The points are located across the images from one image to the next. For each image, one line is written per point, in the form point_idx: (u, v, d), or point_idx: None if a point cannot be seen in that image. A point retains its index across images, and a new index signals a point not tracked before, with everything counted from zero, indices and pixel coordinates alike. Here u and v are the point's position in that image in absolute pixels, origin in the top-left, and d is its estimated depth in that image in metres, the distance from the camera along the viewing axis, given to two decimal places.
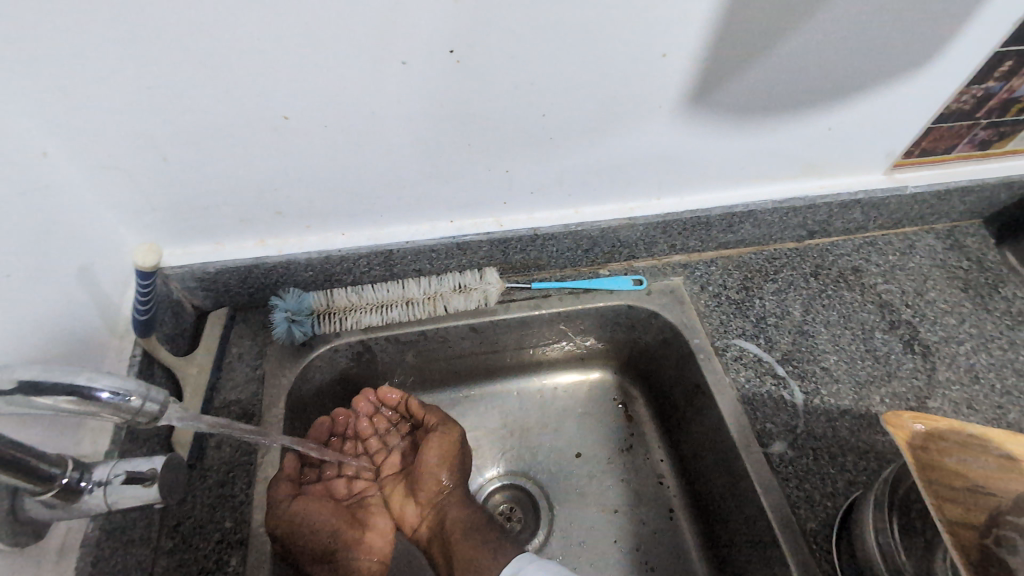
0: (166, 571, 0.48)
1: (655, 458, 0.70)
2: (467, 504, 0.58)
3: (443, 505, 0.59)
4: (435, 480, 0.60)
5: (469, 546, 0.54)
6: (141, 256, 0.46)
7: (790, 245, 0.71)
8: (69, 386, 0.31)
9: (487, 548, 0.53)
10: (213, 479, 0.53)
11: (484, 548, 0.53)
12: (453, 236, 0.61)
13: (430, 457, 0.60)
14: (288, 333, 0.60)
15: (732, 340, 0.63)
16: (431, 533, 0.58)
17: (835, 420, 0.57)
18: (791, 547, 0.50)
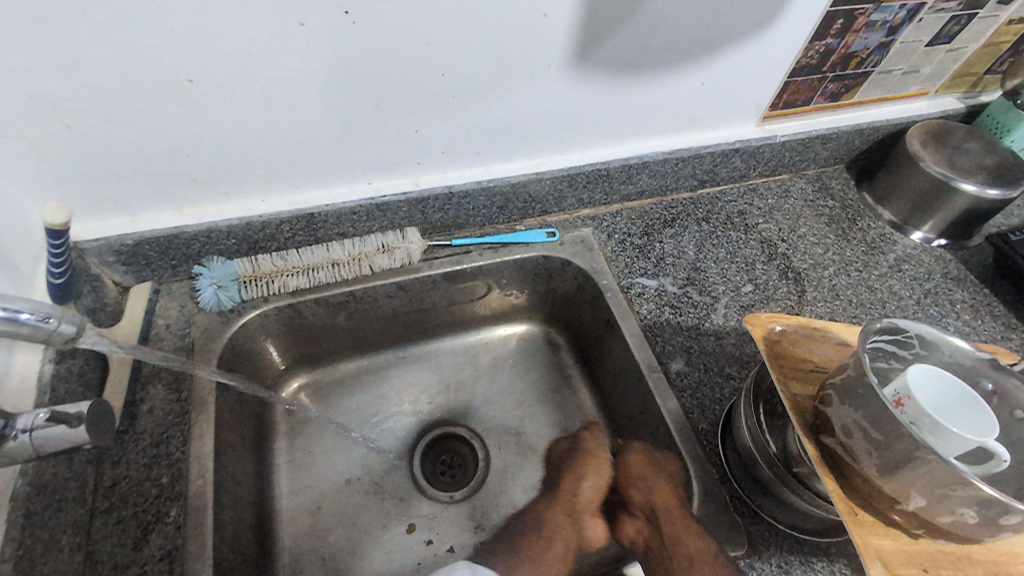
0: (106, 528, 0.49)
1: (579, 394, 0.77)
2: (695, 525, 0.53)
3: (659, 515, 0.57)
4: (649, 494, 0.59)
5: (686, 557, 0.51)
6: (50, 215, 0.47)
7: (685, 195, 0.79)
8: None
9: (693, 556, 0.51)
10: (147, 441, 0.54)
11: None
12: (372, 197, 0.65)
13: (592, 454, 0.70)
14: (216, 300, 0.62)
15: (636, 279, 0.71)
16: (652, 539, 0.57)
17: (723, 338, 0.66)
18: (687, 446, 0.58)
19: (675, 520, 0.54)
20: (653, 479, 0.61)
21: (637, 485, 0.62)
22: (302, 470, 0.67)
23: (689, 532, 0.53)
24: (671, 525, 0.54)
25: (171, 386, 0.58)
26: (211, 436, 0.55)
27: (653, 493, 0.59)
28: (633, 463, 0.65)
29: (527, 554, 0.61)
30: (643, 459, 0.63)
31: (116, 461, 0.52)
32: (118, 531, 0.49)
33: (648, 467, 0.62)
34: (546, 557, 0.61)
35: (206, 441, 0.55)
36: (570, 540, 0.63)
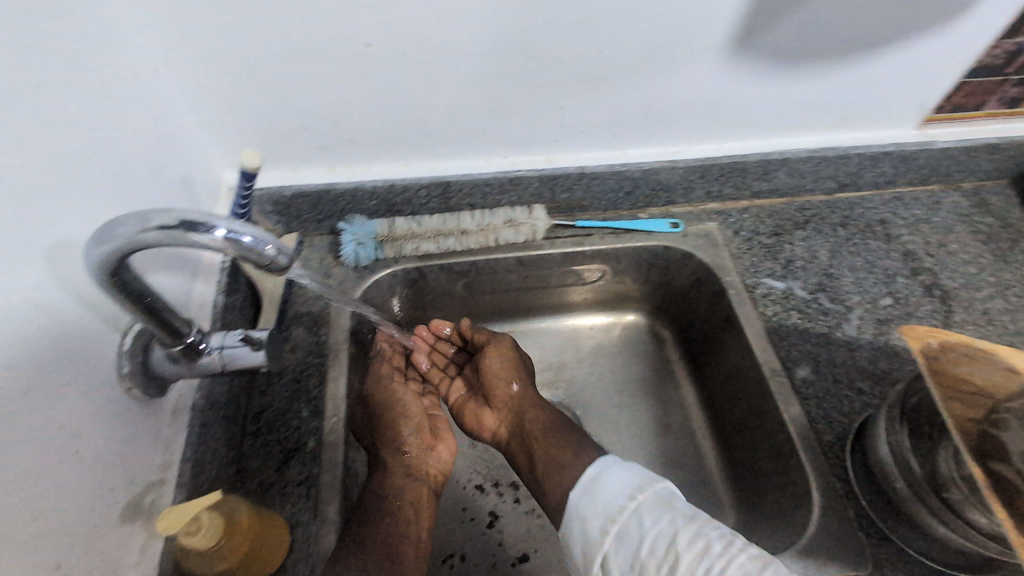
0: (254, 448, 0.54)
1: (682, 390, 0.75)
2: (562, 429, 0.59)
3: (520, 409, 0.63)
4: (508, 385, 0.65)
5: (554, 443, 0.58)
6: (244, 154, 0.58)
7: (821, 197, 0.75)
8: (214, 223, 0.32)
9: (571, 449, 0.57)
10: (289, 376, 0.59)
11: (570, 452, 0.56)
12: (507, 170, 0.66)
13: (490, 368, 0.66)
14: (354, 256, 0.66)
15: (762, 279, 0.68)
16: (510, 434, 0.63)
17: (856, 351, 0.62)
18: (809, 455, 0.55)
19: (542, 420, 0.61)
20: (505, 378, 0.65)
21: (504, 383, 0.65)
22: None
23: (563, 430, 0.59)
24: (539, 425, 0.61)
25: (311, 329, 0.62)
26: (345, 378, 0.59)
27: (511, 392, 0.65)
28: (490, 365, 0.66)
29: (433, 463, 0.60)
30: (499, 364, 0.66)
31: (263, 390, 0.58)
32: (263, 452, 0.54)
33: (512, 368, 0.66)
34: (434, 446, 0.62)
35: (341, 383, 0.59)
36: (403, 472, 0.57)
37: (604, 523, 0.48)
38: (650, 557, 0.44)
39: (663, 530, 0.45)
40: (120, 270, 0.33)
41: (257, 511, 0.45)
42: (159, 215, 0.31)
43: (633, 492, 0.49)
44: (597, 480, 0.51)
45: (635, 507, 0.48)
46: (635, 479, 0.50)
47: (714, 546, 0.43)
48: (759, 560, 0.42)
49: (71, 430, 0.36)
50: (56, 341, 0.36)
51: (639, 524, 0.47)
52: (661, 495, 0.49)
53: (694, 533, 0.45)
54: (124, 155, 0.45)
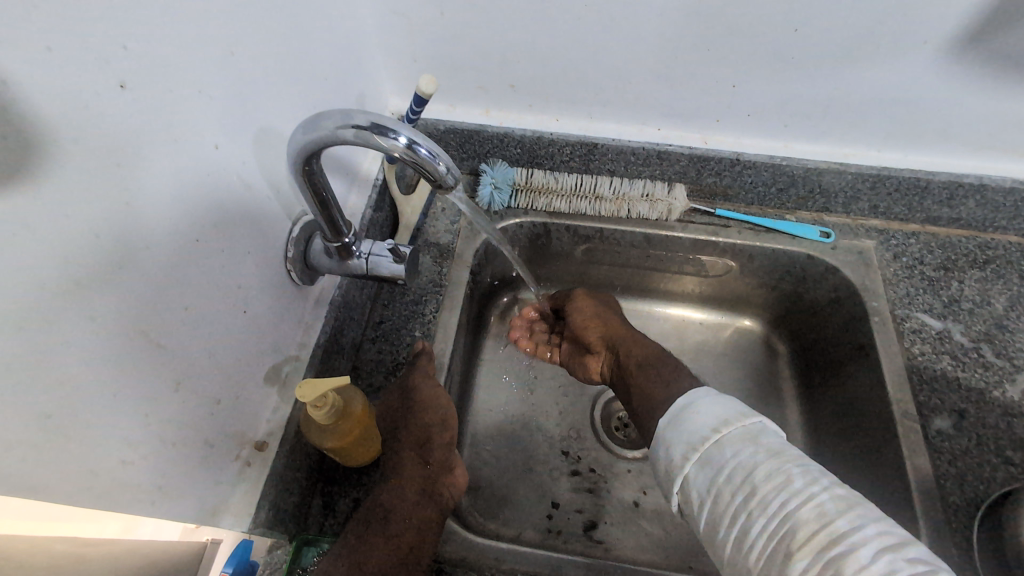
0: (369, 352, 0.59)
1: (786, 410, 0.70)
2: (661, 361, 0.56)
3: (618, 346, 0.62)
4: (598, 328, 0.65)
5: (648, 372, 0.55)
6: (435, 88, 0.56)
7: (1012, 238, 0.65)
8: (399, 131, 0.34)
9: (664, 381, 0.52)
10: (410, 296, 0.63)
11: (665, 376, 0.53)
12: (657, 142, 0.64)
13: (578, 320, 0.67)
14: (489, 200, 0.68)
15: (915, 313, 0.61)
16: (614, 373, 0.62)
17: (1013, 417, 0.54)
18: (927, 512, 0.50)
19: (640, 350, 0.59)
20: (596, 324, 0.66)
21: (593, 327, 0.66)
22: (501, 372, 0.74)
23: (656, 357, 0.57)
24: (637, 355, 0.59)
25: (436, 259, 0.66)
26: (459, 310, 0.63)
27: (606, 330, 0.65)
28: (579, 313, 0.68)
29: (450, 479, 0.53)
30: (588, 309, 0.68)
31: (385, 303, 0.62)
32: (377, 358, 0.59)
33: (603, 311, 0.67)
34: (452, 467, 0.54)
35: (454, 314, 0.62)
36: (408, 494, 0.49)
37: (685, 450, 0.42)
38: (726, 486, 0.38)
39: (743, 462, 0.38)
40: (313, 160, 0.37)
41: (369, 405, 0.49)
42: (359, 114, 0.34)
43: (720, 423, 0.41)
44: (686, 412, 0.44)
45: (718, 437, 0.41)
46: (727, 409, 0.43)
47: (795, 481, 0.36)
48: (844, 501, 0.35)
49: (245, 291, 0.41)
50: (248, 211, 0.41)
51: (719, 454, 0.40)
52: (750, 428, 0.41)
53: (774, 468, 0.37)
54: (321, 62, 0.49)
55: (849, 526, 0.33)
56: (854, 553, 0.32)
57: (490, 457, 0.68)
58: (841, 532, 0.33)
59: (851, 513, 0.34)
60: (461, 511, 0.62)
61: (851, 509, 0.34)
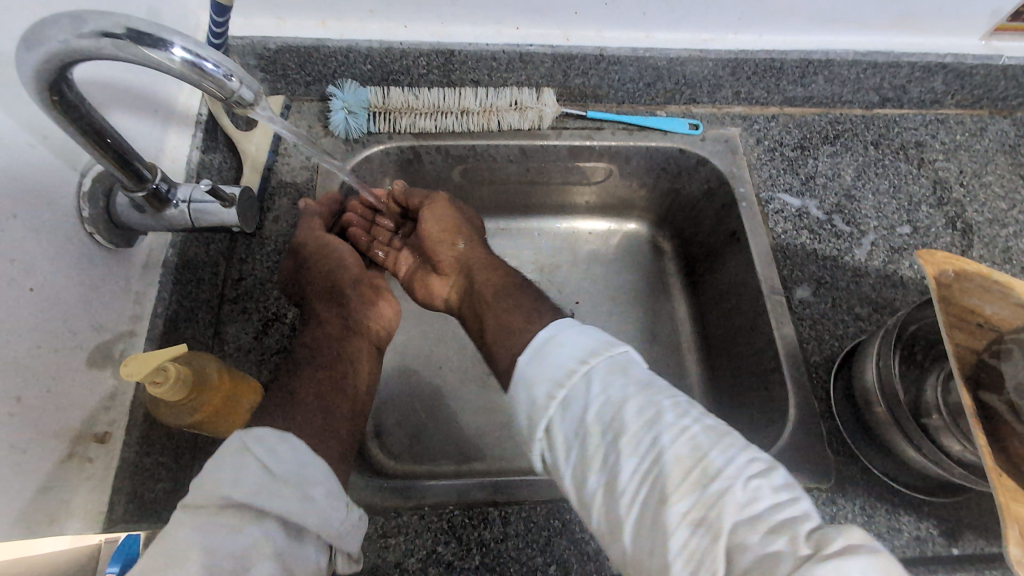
0: (232, 314, 0.53)
1: (674, 303, 0.74)
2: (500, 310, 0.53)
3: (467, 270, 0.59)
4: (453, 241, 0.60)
5: (503, 302, 0.54)
6: None
7: (858, 111, 0.69)
8: (167, 41, 0.28)
9: (522, 306, 0.53)
10: (271, 246, 0.56)
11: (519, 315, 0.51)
12: (518, 44, 0.60)
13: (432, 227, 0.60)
14: (344, 126, 0.61)
15: (777, 194, 0.64)
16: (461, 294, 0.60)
17: (861, 276, 0.59)
18: (793, 373, 0.55)
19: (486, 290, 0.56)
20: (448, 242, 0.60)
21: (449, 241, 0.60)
22: None
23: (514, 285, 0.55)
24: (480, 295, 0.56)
25: (295, 201, 0.59)
26: (329, 255, 0.57)
27: (460, 249, 0.60)
28: (443, 251, 0.61)
29: (376, 322, 0.57)
30: (436, 220, 0.60)
31: (243, 258, 0.55)
32: (242, 320, 0.53)
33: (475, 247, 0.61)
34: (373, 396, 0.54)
35: (324, 260, 0.56)
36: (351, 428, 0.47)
37: (551, 388, 0.43)
38: (596, 425, 0.40)
39: (613, 398, 0.41)
40: (62, 84, 0.29)
41: (229, 370, 0.44)
42: (96, 18, 0.26)
43: (587, 355, 0.43)
44: (548, 344, 0.45)
45: (588, 369, 0.43)
46: (590, 342, 0.45)
47: (664, 414, 0.39)
48: (713, 431, 0.39)
49: (25, 266, 0.34)
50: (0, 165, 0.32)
51: (585, 390, 0.42)
52: (615, 360, 0.43)
53: (646, 403, 0.40)
54: None
55: (719, 453, 0.37)
56: (728, 480, 0.36)
57: (395, 398, 0.66)
58: (713, 460, 0.37)
59: (723, 443, 0.38)
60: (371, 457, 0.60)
61: (723, 438, 0.39)
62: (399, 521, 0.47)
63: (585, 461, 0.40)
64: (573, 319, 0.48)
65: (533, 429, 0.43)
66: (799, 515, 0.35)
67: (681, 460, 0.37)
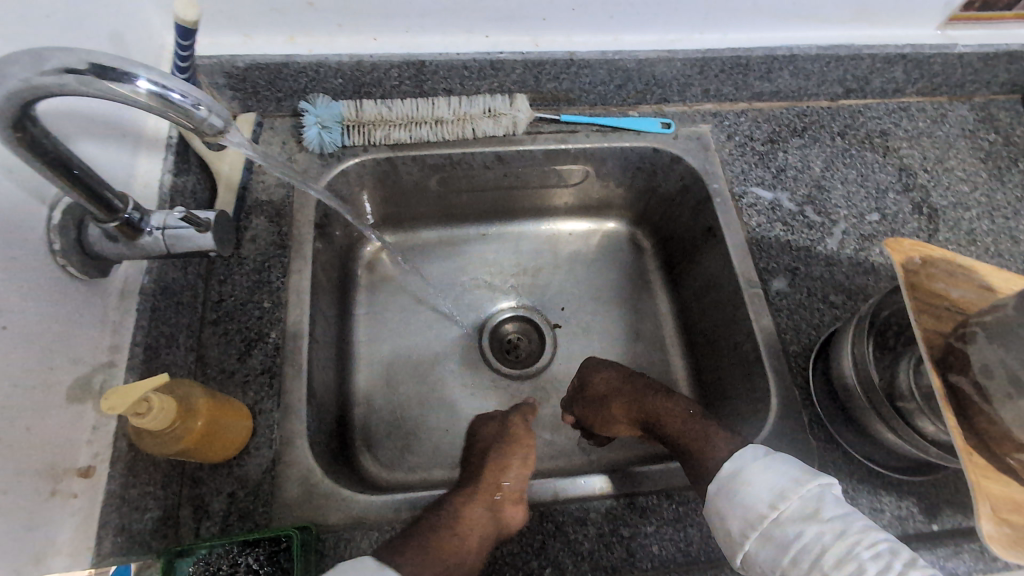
0: (214, 336, 0.52)
1: (657, 299, 0.75)
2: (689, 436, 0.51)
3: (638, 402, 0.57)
4: None
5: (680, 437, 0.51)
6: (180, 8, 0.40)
7: (824, 103, 0.70)
8: (132, 73, 0.27)
9: (697, 424, 0.51)
10: (251, 266, 0.56)
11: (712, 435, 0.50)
12: (488, 51, 0.60)
13: None
14: (318, 141, 0.61)
15: (750, 188, 0.65)
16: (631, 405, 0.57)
17: (834, 265, 0.61)
18: (773, 363, 0.56)
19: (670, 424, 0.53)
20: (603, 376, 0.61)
21: None
22: (379, 324, 0.70)
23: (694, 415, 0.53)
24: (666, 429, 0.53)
25: (272, 219, 0.59)
26: (309, 272, 0.57)
27: (625, 401, 0.57)
28: (597, 384, 0.61)
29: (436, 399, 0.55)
30: (617, 377, 0.60)
31: (223, 280, 0.55)
32: (224, 341, 0.52)
33: (623, 384, 0.59)
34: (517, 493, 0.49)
35: (304, 277, 0.56)
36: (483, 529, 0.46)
37: (745, 529, 0.41)
38: (795, 571, 0.39)
39: (810, 545, 0.38)
40: (26, 122, 0.29)
41: (215, 396, 0.44)
42: (58, 54, 0.26)
43: (777, 497, 0.41)
44: (736, 479, 0.43)
45: (779, 518, 0.41)
46: (782, 477, 0.42)
47: (867, 569, 0.36)
48: (892, 574, 0.36)
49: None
50: None
51: (783, 533, 0.40)
52: (808, 499, 0.41)
53: (843, 553, 0.37)
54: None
55: None
56: None
57: (385, 410, 0.66)
58: None
59: None
60: (364, 470, 0.61)
61: None
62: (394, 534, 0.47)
63: (792, 573, 0.39)
64: (762, 444, 0.46)
65: (745, 567, 0.43)
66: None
67: None
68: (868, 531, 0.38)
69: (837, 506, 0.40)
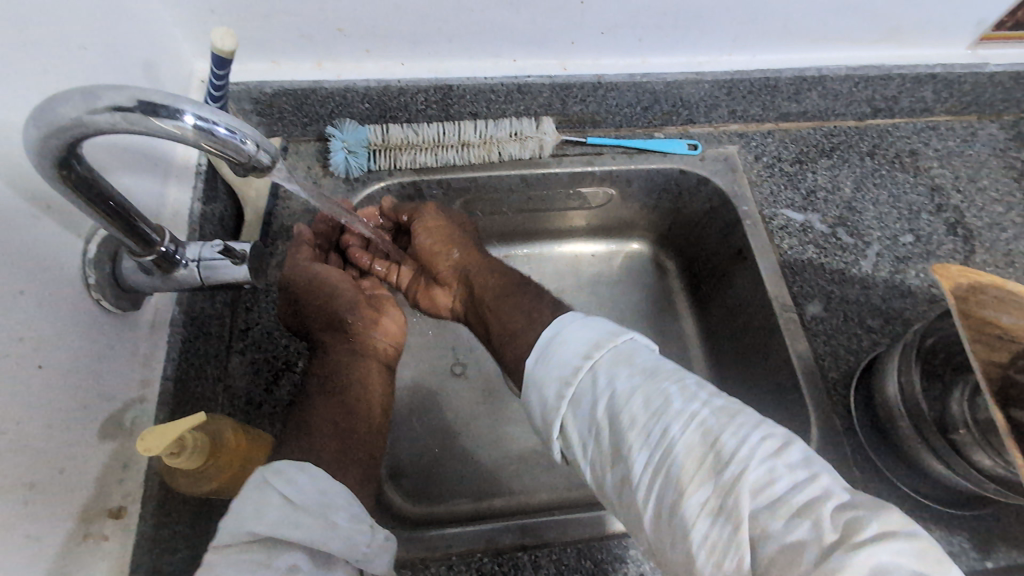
0: (241, 366, 0.51)
1: (683, 321, 0.73)
2: (520, 308, 0.53)
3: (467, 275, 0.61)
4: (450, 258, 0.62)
5: (506, 304, 0.54)
6: (217, 38, 0.40)
7: (851, 123, 0.70)
8: (184, 110, 0.27)
9: (522, 307, 0.53)
10: (277, 293, 0.55)
11: (521, 307, 0.53)
12: (515, 76, 0.60)
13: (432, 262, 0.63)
14: (345, 165, 0.61)
15: (780, 210, 0.64)
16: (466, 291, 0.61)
17: (870, 288, 0.60)
18: (812, 391, 0.54)
19: (494, 279, 0.58)
20: (449, 250, 0.61)
21: (441, 254, 0.61)
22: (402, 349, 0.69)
23: (512, 286, 0.56)
24: (490, 283, 0.58)
25: (299, 245, 0.58)
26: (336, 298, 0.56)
27: (455, 258, 0.62)
28: (426, 235, 0.61)
29: (383, 340, 0.56)
30: (436, 232, 0.61)
31: (249, 307, 0.54)
32: (251, 371, 0.51)
33: (470, 256, 0.61)
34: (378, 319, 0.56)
35: None
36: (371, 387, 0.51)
37: (559, 387, 0.43)
38: (607, 421, 0.40)
39: (620, 391, 0.40)
40: (72, 159, 0.28)
41: (246, 430, 0.43)
42: (109, 92, 0.25)
43: (592, 348, 0.43)
44: (552, 345, 0.45)
45: (591, 366, 0.42)
46: (598, 335, 0.44)
47: (673, 401, 0.38)
48: (725, 413, 0.38)
49: (33, 341, 0.32)
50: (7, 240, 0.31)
51: (592, 387, 0.42)
52: (622, 350, 0.43)
53: (651, 391, 0.39)
54: (72, 27, 0.38)
55: (732, 437, 0.36)
56: (746, 471, 0.34)
57: (409, 438, 0.64)
58: (727, 447, 0.36)
59: (737, 425, 0.37)
60: (388, 501, 0.59)
61: (733, 419, 0.37)
62: (427, 573, 0.46)
63: (602, 427, 0.40)
64: (581, 311, 0.48)
65: (547, 428, 0.44)
66: (819, 495, 0.34)
67: (694, 449, 0.36)
68: (682, 378, 0.41)
69: (648, 356, 0.43)
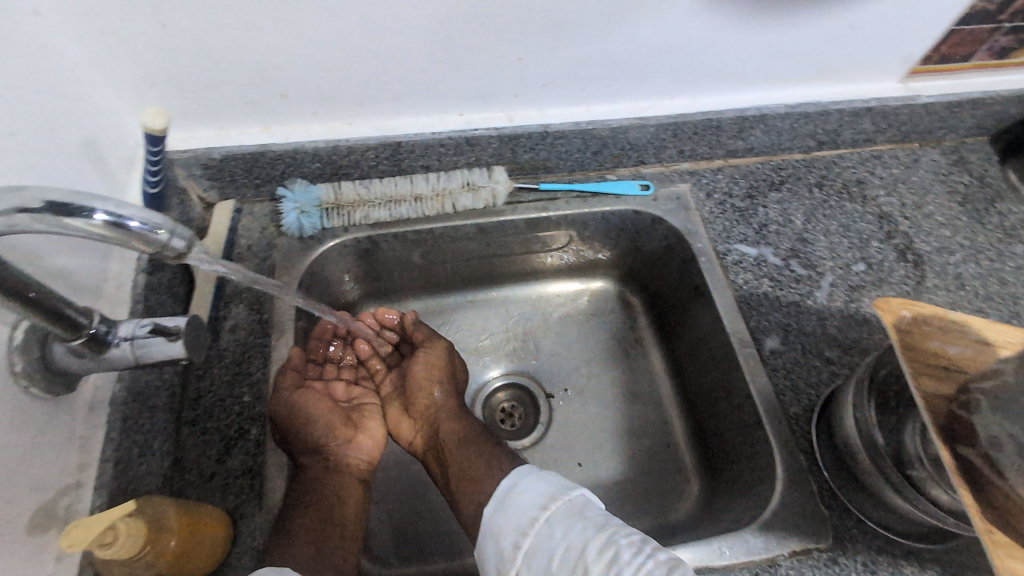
0: (191, 438, 0.50)
1: (651, 357, 0.73)
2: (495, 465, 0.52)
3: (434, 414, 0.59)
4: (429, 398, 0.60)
5: (475, 461, 0.53)
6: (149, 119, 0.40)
7: (798, 156, 0.72)
8: (89, 208, 0.27)
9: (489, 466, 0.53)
10: (229, 358, 0.54)
11: (483, 460, 0.53)
12: (463, 129, 0.61)
13: (417, 371, 0.61)
14: (298, 226, 0.61)
15: (733, 245, 0.65)
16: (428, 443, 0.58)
17: (826, 319, 0.60)
18: (775, 427, 0.54)
19: (450, 432, 0.57)
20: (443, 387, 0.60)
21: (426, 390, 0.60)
22: None
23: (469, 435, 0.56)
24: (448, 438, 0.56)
25: (253, 307, 0.57)
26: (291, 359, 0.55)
27: (432, 398, 0.60)
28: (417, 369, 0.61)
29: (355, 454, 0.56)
30: (422, 370, 0.61)
31: (201, 374, 0.53)
32: (202, 443, 0.50)
33: (447, 406, 0.59)
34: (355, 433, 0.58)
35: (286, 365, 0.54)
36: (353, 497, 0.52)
37: (514, 538, 0.45)
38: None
39: (573, 541, 0.42)
40: None
41: (188, 508, 0.42)
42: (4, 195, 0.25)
43: (546, 499, 0.46)
44: (510, 494, 0.48)
45: (546, 518, 0.44)
46: (548, 486, 0.47)
47: (622, 552, 0.41)
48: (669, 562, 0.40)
49: None
50: None
51: (547, 535, 0.44)
52: (575, 503, 0.45)
53: (603, 542, 0.42)
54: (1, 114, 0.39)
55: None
56: None
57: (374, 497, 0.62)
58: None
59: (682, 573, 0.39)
60: None
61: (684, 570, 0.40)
62: None
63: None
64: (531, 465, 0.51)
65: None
66: None
67: None
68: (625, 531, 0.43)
69: (597, 508, 0.45)
